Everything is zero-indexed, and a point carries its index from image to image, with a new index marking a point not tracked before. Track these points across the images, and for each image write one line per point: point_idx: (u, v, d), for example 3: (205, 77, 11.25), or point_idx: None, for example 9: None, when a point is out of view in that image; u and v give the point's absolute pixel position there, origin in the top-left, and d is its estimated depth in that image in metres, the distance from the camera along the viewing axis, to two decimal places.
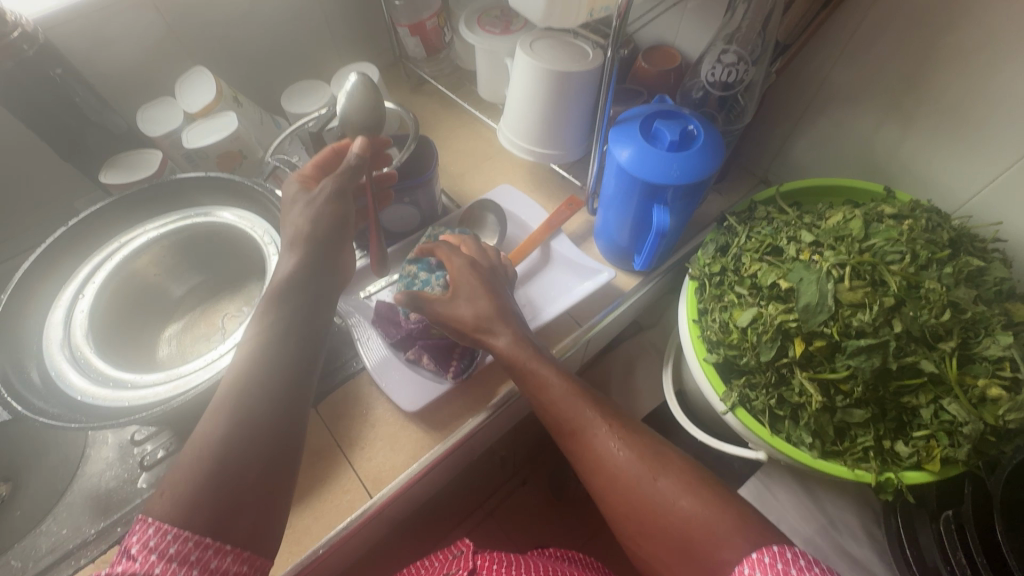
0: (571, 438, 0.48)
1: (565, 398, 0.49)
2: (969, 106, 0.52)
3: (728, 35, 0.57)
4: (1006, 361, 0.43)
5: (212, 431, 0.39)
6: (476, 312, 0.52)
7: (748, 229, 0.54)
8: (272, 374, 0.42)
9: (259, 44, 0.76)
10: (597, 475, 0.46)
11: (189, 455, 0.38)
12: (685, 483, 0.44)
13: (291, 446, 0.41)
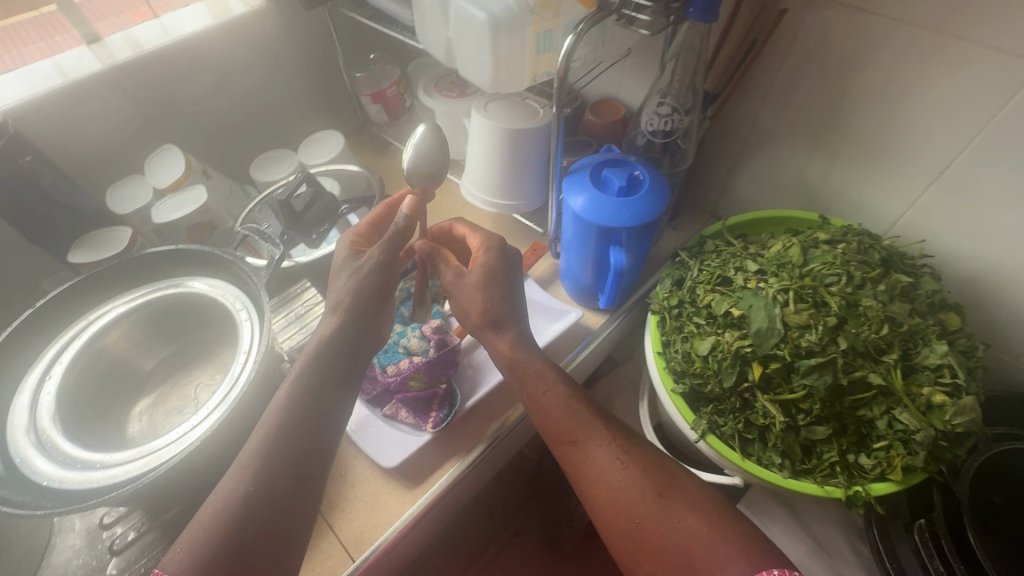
0: (570, 452, 0.49)
1: (565, 407, 0.50)
2: (881, 138, 0.57)
3: (662, 89, 0.61)
4: (945, 368, 0.46)
5: (222, 494, 0.41)
6: (486, 300, 0.54)
7: (699, 263, 0.57)
8: (265, 437, 0.43)
9: (226, 119, 0.79)
10: (596, 493, 0.47)
11: (201, 523, 0.40)
12: (688, 503, 0.45)
13: (286, 508, 0.42)
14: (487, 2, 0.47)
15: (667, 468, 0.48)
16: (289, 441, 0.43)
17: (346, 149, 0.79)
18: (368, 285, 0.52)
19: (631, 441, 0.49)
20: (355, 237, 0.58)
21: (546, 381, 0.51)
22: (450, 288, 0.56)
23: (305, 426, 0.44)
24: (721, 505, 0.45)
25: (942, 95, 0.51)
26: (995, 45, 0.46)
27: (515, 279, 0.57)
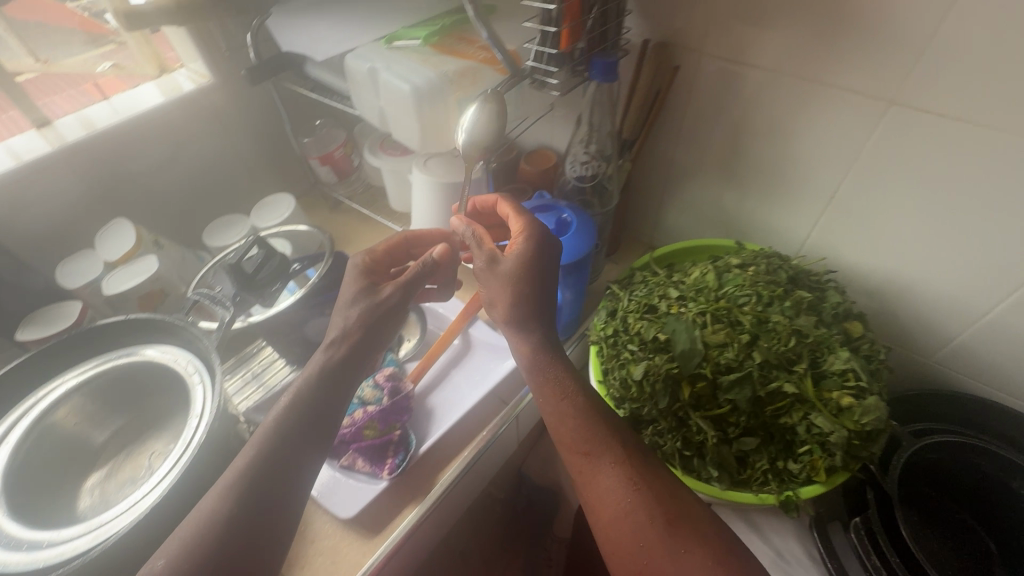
0: (583, 467, 0.50)
1: (583, 420, 0.50)
2: (777, 170, 0.65)
3: (583, 139, 0.67)
4: (850, 373, 0.51)
5: (202, 514, 0.44)
6: (517, 292, 0.53)
7: (628, 293, 0.61)
8: (240, 469, 0.46)
9: (179, 189, 0.82)
10: (603, 511, 0.48)
11: (176, 539, 0.43)
12: (694, 534, 0.46)
13: (257, 535, 0.45)
14: (409, 76, 0.53)
15: (677, 495, 0.48)
16: (264, 470, 0.47)
17: (298, 210, 0.83)
18: (370, 324, 0.55)
19: (644, 464, 0.49)
20: (372, 253, 0.61)
21: (563, 395, 0.51)
22: (482, 275, 0.56)
23: (281, 458, 0.48)
24: (724, 538, 0.46)
25: (817, 132, 0.59)
26: (851, 88, 0.54)
27: (549, 269, 0.54)
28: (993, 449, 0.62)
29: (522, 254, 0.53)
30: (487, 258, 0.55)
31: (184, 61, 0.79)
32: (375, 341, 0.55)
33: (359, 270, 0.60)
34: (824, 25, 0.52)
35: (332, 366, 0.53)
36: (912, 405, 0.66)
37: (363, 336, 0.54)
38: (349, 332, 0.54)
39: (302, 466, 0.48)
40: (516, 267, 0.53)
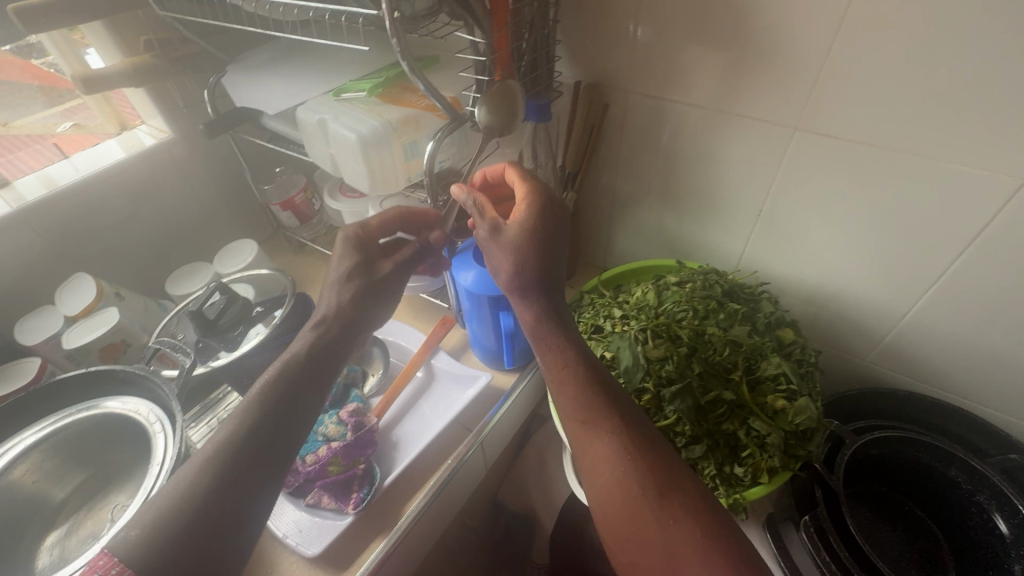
0: (580, 436, 0.49)
1: (579, 390, 0.49)
2: (708, 193, 0.70)
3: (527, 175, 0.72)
4: (782, 376, 0.55)
5: (181, 480, 0.45)
6: (520, 259, 0.52)
7: (577, 315, 0.65)
8: (221, 441, 0.47)
9: (141, 240, 0.83)
10: (596, 479, 0.47)
11: (150, 508, 0.43)
12: (685, 506, 0.45)
13: (229, 505, 0.45)
14: (356, 125, 0.57)
15: (671, 468, 0.46)
16: (245, 439, 0.48)
17: (261, 254, 0.85)
18: (365, 300, 0.61)
19: (640, 437, 0.48)
20: (364, 227, 0.64)
21: (562, 365, 0.50)
22: (485, 244, 0.54)
23: (268, 429, 0.49)
24: (715, 511, 0.45)
25: (738, 157, 0.64)
26: (760, 117, 0.60)
27: (553, 238, 0.54)
28: (944, 447, 0.64)
29: (526, 226, 0.53)
30: (490, 229, 0.53)
31: (145, 118, 0.82)
32: (367, 316, 0.61)
33: (351, 246, 0.63)
34: (731, 63, 0.58)
35: (327, 338, 0.57)
36: (860, 403, 0.70)
37: (357, 312, 0.60)
38: (343, 309, 0.59)
39: (283, 438, 0.50)
40: (521, 238, 0.52)
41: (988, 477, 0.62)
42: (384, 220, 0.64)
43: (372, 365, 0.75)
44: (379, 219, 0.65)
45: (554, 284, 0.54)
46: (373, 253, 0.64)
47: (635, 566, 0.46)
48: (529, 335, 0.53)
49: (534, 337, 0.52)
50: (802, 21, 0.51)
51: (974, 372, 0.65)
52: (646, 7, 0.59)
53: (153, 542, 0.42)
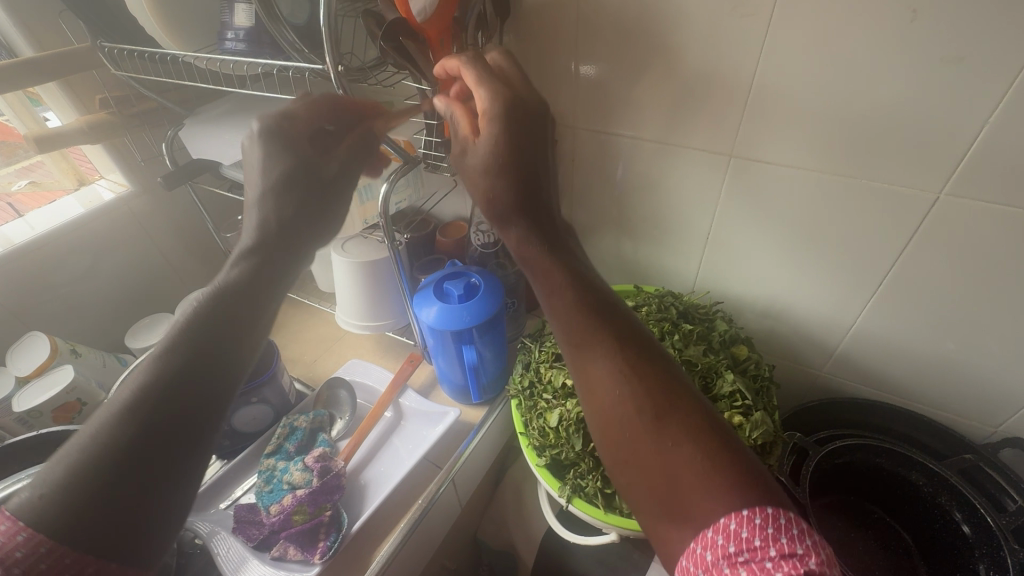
0: (572, 359, 0.41)
1: (569, 304, 0.40)
2: (658, 219, 0.73)
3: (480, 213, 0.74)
4: (738, 393, 0.56)
5: (101, 419, 0.30)
6: (492, 171, 0.40)
7: (539, 344, 0.66)
8: (150, 366, 0.32)
9: (100, 294, 0.82)
10: (590, 405, 0.39)
11: (64, 459, 0.29)
12: (689, 430, 0.36)
13: (184, 441, 0.31)
14: None
15: (675, 390, 0.38)
16: (183, 360, 0.33)
17: None
18: (308, 206, 0.43)
19: (639, 356, 0.39)
20: (290, 116, 0.46)
21: (554, 281, 0.40)
22: (457, 165, 0.44)
23: (210, 344, 0.34)
24: (725, 435, 0.36)
25: (682, 185, 0.68)
26: (698, 148, 0.63)
27: (534, 141, 0.42)
28: (902, 452, 0.66)
29: (501, 129, 0.40)
30: (461, 142, 0.42)
31: (103, 172, 0.82)
32: (313, 224, 0.43)
33: (269, 140, 0.44)
34: (667, 98, 0.62)
35: (261, 252, 0.40)
36: (823, 414, 0.72)
37: (296, 212, 0.42)
38: (281, 220, 0.41)
39: (238, 353, 0.36)
40: (499, 151, 0.40)
41: (948, 480, 0.63)
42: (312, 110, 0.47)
43: (340, 409, 0.74)
44: (306, 103, 0.47)
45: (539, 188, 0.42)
46: (309, 146, 0.45)
47: (634, 498, 0.38)
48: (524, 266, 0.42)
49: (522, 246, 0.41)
50: (726, 56, 0.55)
51: (923, 375, 0.67)
52: (584, 48, 0.63)
53: (72, 504, 0.27)
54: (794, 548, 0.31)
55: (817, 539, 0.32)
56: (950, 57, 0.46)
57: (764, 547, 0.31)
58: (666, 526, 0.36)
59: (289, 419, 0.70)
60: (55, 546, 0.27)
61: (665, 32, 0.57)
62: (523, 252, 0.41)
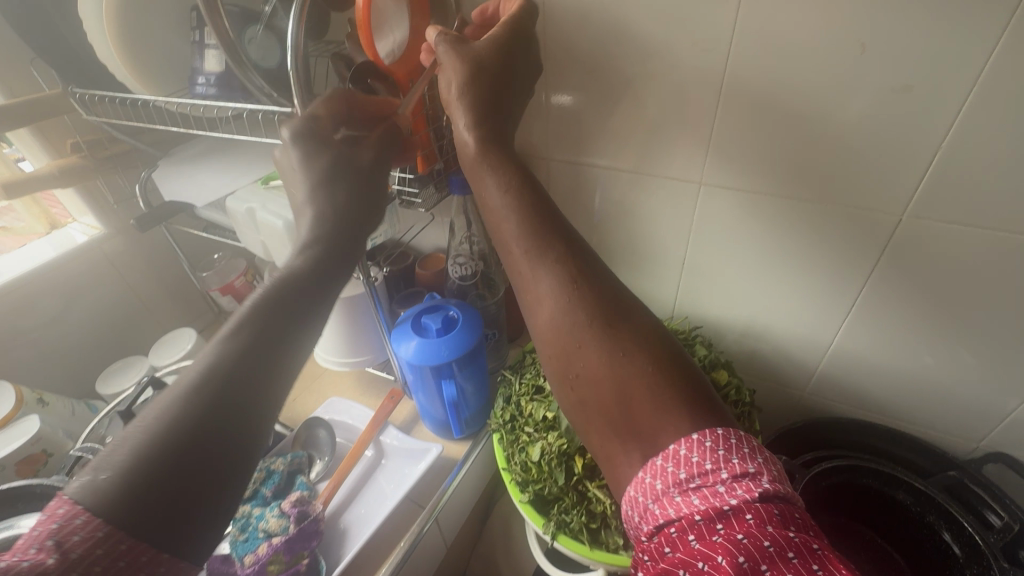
0: (526, 274, 0.46)
1: (521, 215, 0.46)
2: (636, 245, 0.74)
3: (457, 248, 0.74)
4: None
5: (155, 410, 0.33)
6: (471, 78, 0.47)
7: (519, 376, 0.66)
8: (209, 361, 0.35)
9: (72, 339, 0.80)
10: (542, 317, 0.45)
11: (127, 440, 0.31)
12: (636, 340, 0.43)
13: (231, 439, 0.34)
14: (283, 212, 0.59)
15: (623, 304, 0.45)
16: (237, 357, 0.36)
17: (202, 343, 0.83)
18: (356, 191, 0.47)
19: (590, 269, 0.45)
20: (313, 113, 0.47)
21: (517, 196, 0.46)
22: (445, 57, 0.49)
23: (263, 346, 0.38)
24: (667, 344, 0.43)
25: (656, 212, 0.69)
26: (669, 177, 0.64)
27: (516, 67, 0.51)
28: (890, 473, 0.66)
29: (494, 43, 0.49)
30: (453, 37, 0.48)
31: (76, 215, 0.81)
32: (369, 212, 0.48)
33: (299, 135, 0.46)
34: (637, 128, 0.63)
35: (321, 235, 0.44)
36: (806, 434, 0.73)
37: (345, 200, 0.46)
38: (337, 209, 0.46)
39: (284, 358, 0.39)
40: (484, 56, 0.48)
41: (937, 499, 0.63)
42: (334, 105, 0.48)
43: (319, 451, 0.72)
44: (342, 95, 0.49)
45: (501, 105, 0.50)
46: (340, 140, 0.48)
47: (585, 409, 0.44)
48: (481, 164, 0.48)
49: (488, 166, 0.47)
50: (689, 88, 0.57)
51: (902, 393, 0.68)
52: (553, 83, 0.65)
53: (132, 485, 0.30)
54: (746, 469, 0.36)
55: (761, 454, 0.38)
56: (900, 86, 0.48)
57: (718, 472, 0.36)
58: (615, 435, 0.42)
59: (266, 462, 0.67)
60: (114, 529, 0.28)
61: (630, 66, 0.59)
62: (487, 161, 0.47)
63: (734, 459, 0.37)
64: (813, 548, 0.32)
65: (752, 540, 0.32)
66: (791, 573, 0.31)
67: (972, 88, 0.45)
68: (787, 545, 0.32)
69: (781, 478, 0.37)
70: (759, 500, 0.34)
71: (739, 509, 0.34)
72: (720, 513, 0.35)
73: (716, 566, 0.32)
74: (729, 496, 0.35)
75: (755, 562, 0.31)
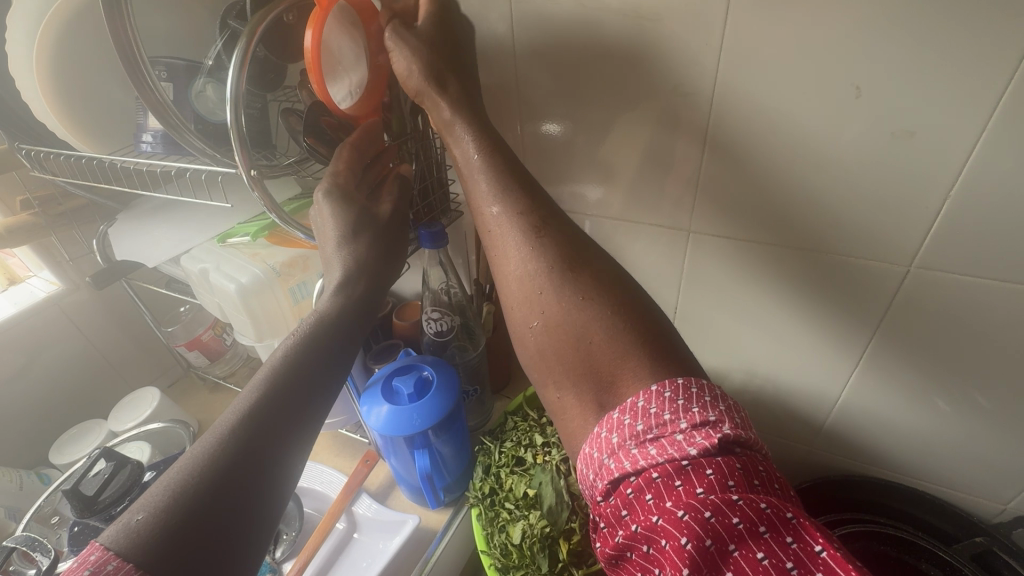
0: (492, 226, 0.46)
1: (490, 170, 0.46)
2: None
3: (432, 300, 0.69)
4: None
5: (190, 458, 0.35)
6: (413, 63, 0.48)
7: (499, 444, 0.62)
8: (242, 411, 0.37)
9: (27, 405, 0.74)
10: (507, 266, 0.45)
11: (161, 487, 0.33)
12: (595, 287, 0.42)
13: (259, 486, 0.35)
14: (236, 275, 0.57)
15: (586, 250, 0.45)
16: (270, 403, 0.38)
17: (167, 402, 0.77)
18: (378, 242, 0.50)
19: (551, 218, 0.45)
20: (335, 170, 0.49)
21: (485, 150, 0.47)
22: (393, 41, 0.49)
23: (289, 397, 0.40)
24: (629, 292, 0.43)
25: (647, 257, 0.63)
26: (656, 223, 0.60)
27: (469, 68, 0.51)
28: (908, 538, 0.62)
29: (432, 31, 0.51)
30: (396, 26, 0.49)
31: (35, 269, 0.76)
32: (389, 260, 0.50)
33: (332, 196, 0.49)
34: (620, 170, 0.58)
35: (348, 291, 0.46)
36: (820, 494, 0.66)
37: (379, 254, 0.49)
38: (360, 260, 0.47)
39: (318, 411, 0.41)
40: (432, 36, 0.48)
41: (958, 568, 0.59)
42: (352, 161, 0.50)
43: (287, 524, 0.65)
44: (348, 152, 0.50)
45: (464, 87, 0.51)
46: (361, 194, 0.51)
47: (543, 358, 0.43)
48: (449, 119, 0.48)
49: (457, 120, 0.48)
50: (674, 131, 0.53)
51: (921, 450, 0.62)
52: (531, 121, 0.60)
53: (166, 525, 0.31)
54: (706, 418, 0.35)
55: (726, 400, 0.37)
56: (901, 132, 0.44)
57: (677, 422, 0.35)
58: (571, 381, 0.42)
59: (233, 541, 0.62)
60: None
61: (612, 102, 0.54)
62: (462, 120, 0.48)
63: (695, 406, 0.36)
64: (787, 517, 0.31)
65: (720, 518, 0.31)
66: (760, 549, 0.30)
67: (982, 132, 0.41)
68: (758, 519, 0.31)
69: (744, 425, 0.36)
70: (721, 456, 0.34)
71: (700, 465, 0.33)
72: (678, 471, 0.33)
73: (679, 548, 0.31)
74: (688, 447, 0.34)
75: (722, 543, 0.30)
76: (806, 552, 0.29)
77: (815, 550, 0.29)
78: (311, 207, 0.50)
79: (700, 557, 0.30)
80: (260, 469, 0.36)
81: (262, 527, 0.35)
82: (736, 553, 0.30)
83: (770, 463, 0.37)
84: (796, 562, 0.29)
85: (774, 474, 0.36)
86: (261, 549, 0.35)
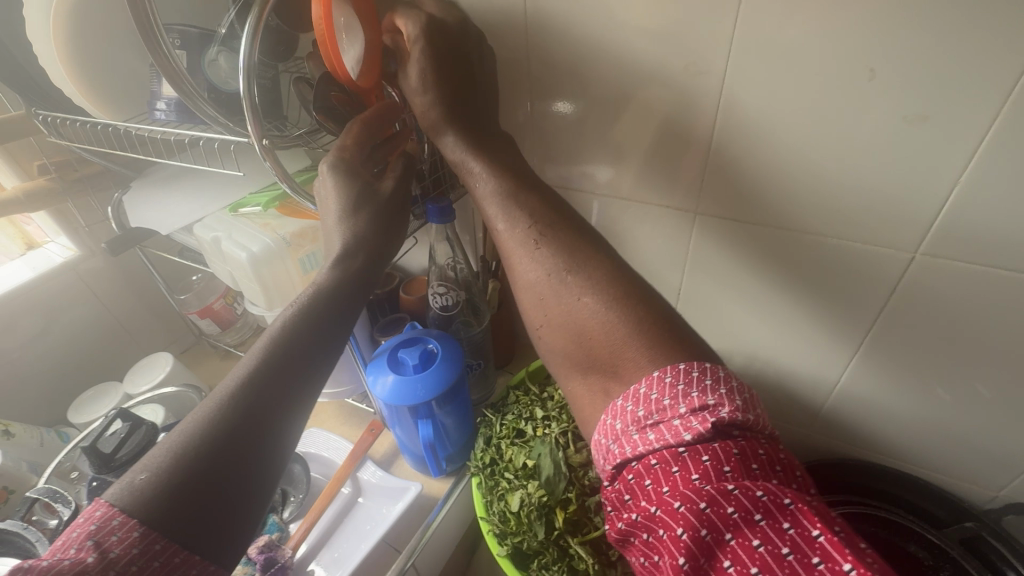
0: (502, 241, 0.49)
1: (494, 190, 0.49)
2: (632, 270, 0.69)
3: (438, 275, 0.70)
4: None
5: (190, 423, 0.36)
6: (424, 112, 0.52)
7: (499, 417, 0.64)
8: (242, 380, 0.39)
9: (48, 366, 0.77)
10: (517, 273, 0.47)
11: (162, 450, 0.34)
12: (591, 278, 0.44)
13: (257, 450, 0.37)
14: (248, 244, 0.58)
15: (588, 243, 0.46)
16: (269, 372, 0.40)
17: (179, 367, 0.79)
18: (381, 218, 0.50)
19: (555, 224, 0.47)
20: (344, 145, 0.50)
21: (495, 173, 0.50)
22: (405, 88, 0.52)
23: (288, 366, 0.41)
24: (625, 276, 0.44)
25: (654, 237, 0.64)
26: (665, 204, 0.60)
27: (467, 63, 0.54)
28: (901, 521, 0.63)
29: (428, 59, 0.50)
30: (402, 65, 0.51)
31: (53, 235, 0.78)
32: (393, 233, 0.51)
33: (339, 169, 0.49)
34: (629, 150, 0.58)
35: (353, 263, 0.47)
36: (815, 476, 0.67)
37: (386, 228, 0.50)
38: (363, 234, 0.48)
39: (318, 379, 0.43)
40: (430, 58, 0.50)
41: (948, 551, 0.59)
42: (361, 136, 0.51)
43: (294, 486, 0.68)
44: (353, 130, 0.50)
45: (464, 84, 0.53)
46: (366, 170, 0.52)
47: (556, 353, 0.47)
48: (442, 125, 0.52)
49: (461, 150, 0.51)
50: (684, 112, 0.52)
51: (920, 437, 0.62)
52: (545, 97, 0.60)
53: (165, 485, 0.33)
54: (706, 402, 0.36)
55: (724, 378, 0.38)
56: (915, 116, 0.43)
57: (677, 406, 0.36)
58: (581, 369, 0.45)
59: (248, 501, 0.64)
60: (147, 530, 0.31)
61: (624, 81, 0.54)
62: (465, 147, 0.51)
63: (695, 393, 0.36)
64: (783, 503, 0.31)
65: (716, 508, 0.31)
66: (756, 538, 0.30)
67: (997, 116, 0.41)
68: (753, 508, 0.31)
69: (747, 406, 0.37)
70: (718, 443, 0.34)
71: (697, 452, 0.34)
72: (676, 458, 0.34)
73: (677, 538, 0.32)
74: (684, 432, 0.35)
75: (718, 533, 0.31)
76: (803, 538, 0.29)
77: (813, 535, 0.29)
78: (318, 179, 0.51)
79: (697, 547, 0.31)
80: (260, 434, 0.37)
81: (264, 490, 0.36)
82: (733, 542, 0.31)
83: (774, 446, 0.37)
84: (793, 549, 0.29)
85: (777, 456, 0.36)
86: (264, 504, 0.37)
